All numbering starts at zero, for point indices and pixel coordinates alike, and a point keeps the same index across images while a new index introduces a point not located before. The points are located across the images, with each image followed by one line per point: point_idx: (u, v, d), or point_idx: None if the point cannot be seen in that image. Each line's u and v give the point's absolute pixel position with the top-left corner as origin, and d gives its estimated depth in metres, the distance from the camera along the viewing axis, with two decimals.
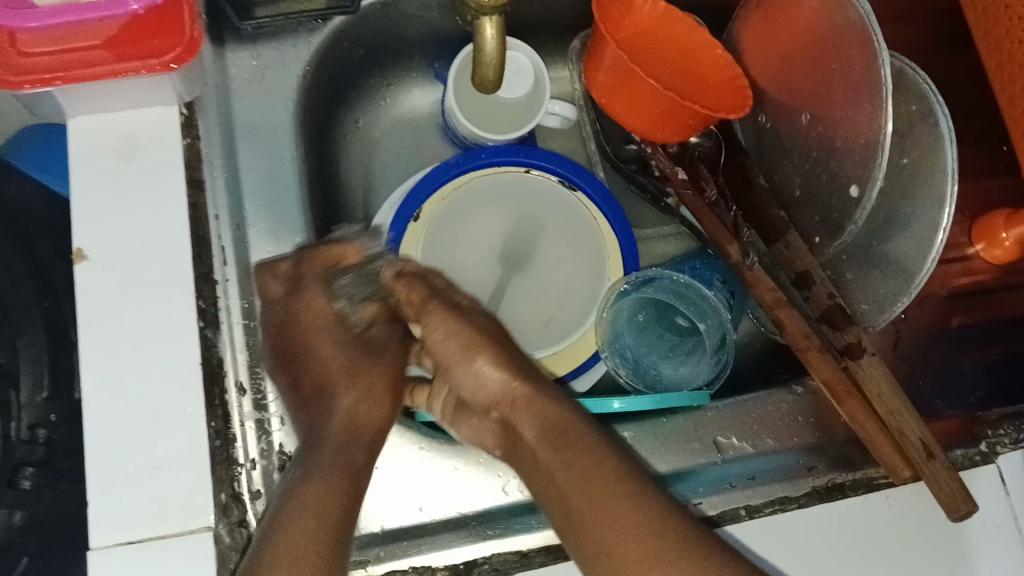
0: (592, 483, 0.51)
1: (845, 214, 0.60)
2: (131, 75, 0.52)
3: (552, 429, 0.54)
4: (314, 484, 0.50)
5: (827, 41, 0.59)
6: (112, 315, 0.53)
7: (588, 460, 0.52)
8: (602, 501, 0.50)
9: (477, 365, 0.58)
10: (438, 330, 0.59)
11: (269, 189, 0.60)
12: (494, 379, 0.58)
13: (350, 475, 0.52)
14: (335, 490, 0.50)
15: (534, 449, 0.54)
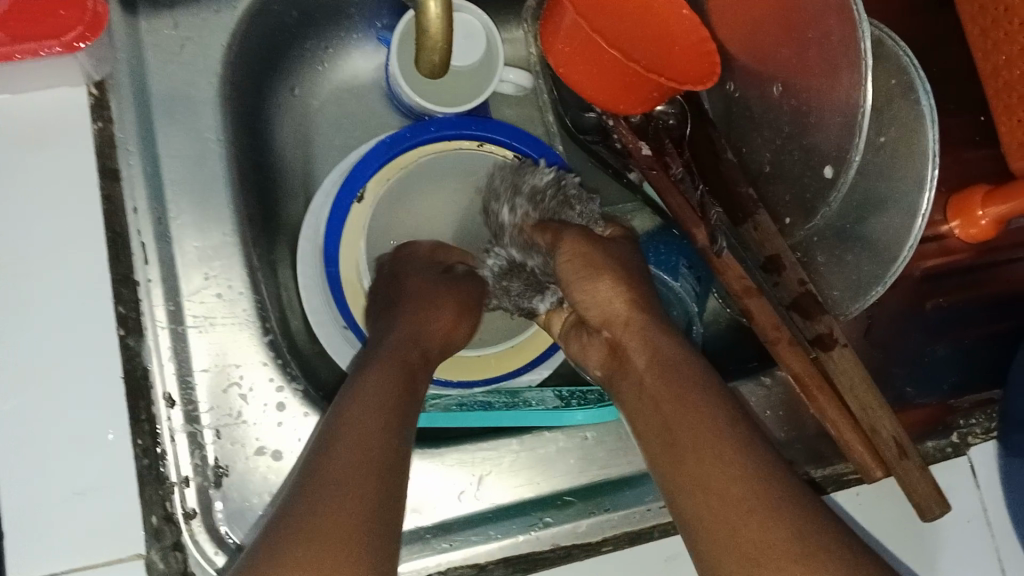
0: (681, 408, 0.46)
1: (818, 195, 0.56)
2: (29, 58, 0.47)
3: (665, 361, 0.50)
4: (366, 406, 0.46)
5: (800, 6, 0.54)
6: (19, 326, 0.47)
7: (673, 380, 0.48)
8: (688, 419, 0.46)
9: (604, 291, 0.55)
10: (585, 255, 0.57)
11: (194, 175, 0.55)
12: (614, 300, 0.55)
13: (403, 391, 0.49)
14: (384, 432, 0.45)
15: (642, 375, 0.50)
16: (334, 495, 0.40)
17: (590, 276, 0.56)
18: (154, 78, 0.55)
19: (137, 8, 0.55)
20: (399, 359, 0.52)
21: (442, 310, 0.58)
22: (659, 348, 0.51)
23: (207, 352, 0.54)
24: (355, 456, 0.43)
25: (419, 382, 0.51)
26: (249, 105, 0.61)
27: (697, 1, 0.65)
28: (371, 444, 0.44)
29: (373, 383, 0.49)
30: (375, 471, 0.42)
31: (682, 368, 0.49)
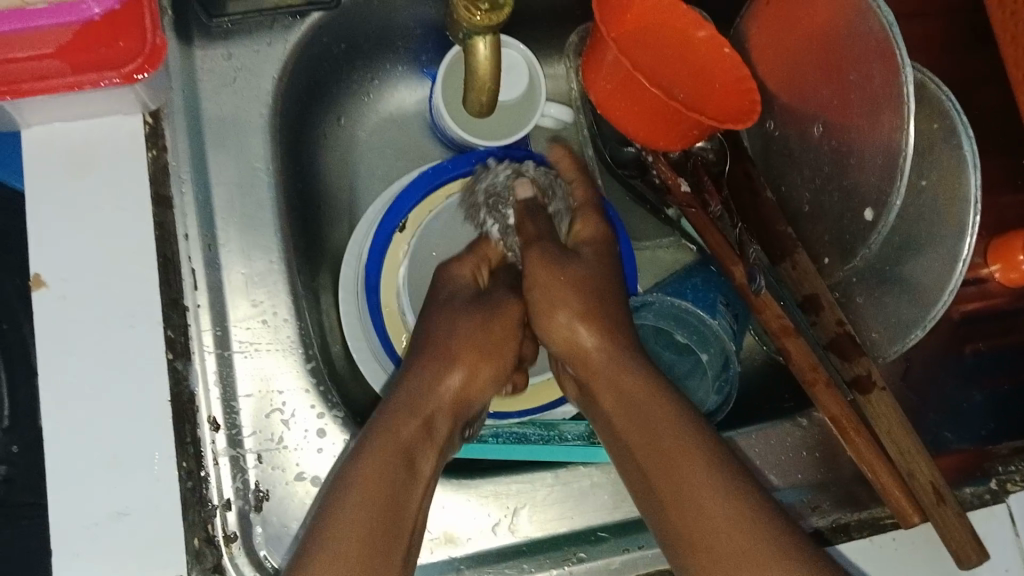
0: (689, 482, 0.47)
1: (857, 237, 0.57)
2: (88, 88, 0.47)
3: (653, 434, 0.50)
4: (376, 467, 0.49)
5: (844, 47, 0.55)
6: (71, 348, 0.49)
7: (670, 442, 0.49)
8: (702, 496, 0.46)
9: (577, 330, 0.57)
10: (549, 281, 0.59)
11: (242, 204, 0.56)
12: (582, 339, 0.57)
13: (408, 463, 0.51)
14: (392, 463, 0.50)
15: (625, 434, 0.51)
16: (342, 556, 0.45)
17: (551, 309, 0.59)
18: (205, 106, 0.57)
19: (192, 37, 0.57)
20: (414, 433, 0.53)
21: (480, 371, 0.58)
22: (656, 414, 0.51)
23: (252, 378, 0.55)
24: (359, 517, 0.47)
25: (428, 452, 0.53)
26: (295, 135, 0.62)
27: (740, 39, 0.66)
28: (377, 512, 0.48)
29: (379, 451, 0.50)
30: (382, 533, 0.47)
31: (685, 438, 0.49)
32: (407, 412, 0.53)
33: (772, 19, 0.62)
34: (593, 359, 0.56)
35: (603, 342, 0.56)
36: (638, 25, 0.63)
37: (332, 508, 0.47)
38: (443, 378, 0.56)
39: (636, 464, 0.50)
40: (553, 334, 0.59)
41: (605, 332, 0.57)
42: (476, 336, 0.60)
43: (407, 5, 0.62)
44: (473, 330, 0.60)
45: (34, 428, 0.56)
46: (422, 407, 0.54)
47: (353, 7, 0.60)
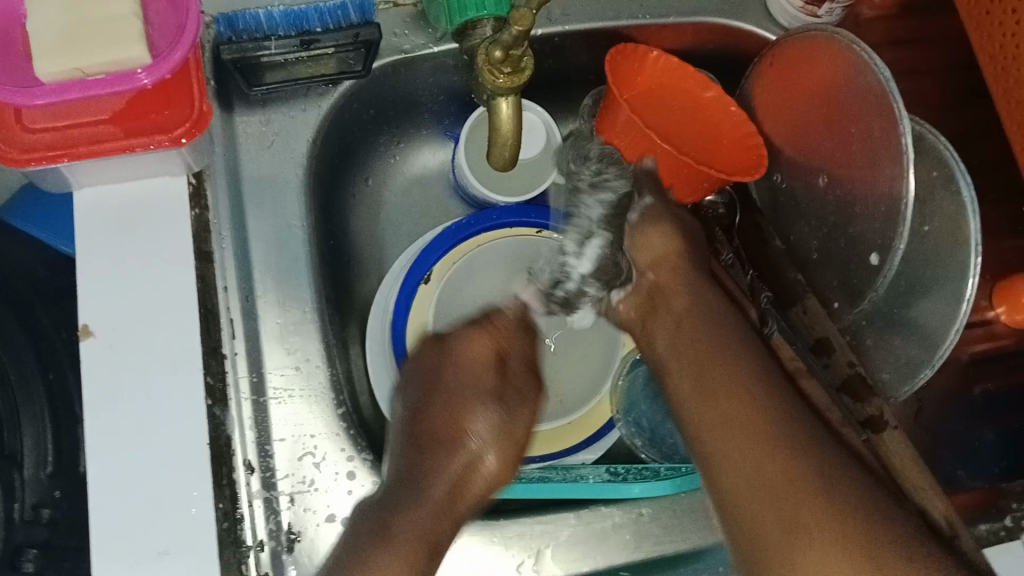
0: (748, 416, 0.53)
1: (865, 281, 0.59)
2: (140, 150, 0.51)
3: (705, 367, 0.57)
4: (431, 493, 0.55)
5: (845, 103, 0.58)
6: (118, 394, 0.52)
7: (730, 372, 0.56)
8: (732, 417, 0.54)
9: (661, 240, 0.63)
10: (649, 232, 0.64)
11: (279, 258, 0.60)
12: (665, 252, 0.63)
13: (449, 490, 0.56)
14: (416, 554, 0.51)
15: (722, 399, 0.55)
16: (395, 552, 0.51)
17: (646, 240, 0.64)
18: (246, 167, 0.61)
19: (233, 106, 0.61)
20: (457, 466, 0.58)
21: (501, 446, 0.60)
22: (727, 351, 0.57)
23: (286, 424, 0.57)
24: (411, 520, 0.53)
25: (477, 480, 0.58)
26: (326, 195, 0.66)
27: (745, 97, 0.69)
28: (430, 516, 0.54)
29: (431, 487, 0.56)
30: (422, 525, 0.53)
31: (750, 367, 0.56)
32: (446, 450, 0.59)
33: (776, 78, 0.65)
34: (672, 286, 0.63)
35: (683, 266, 0.63)
36: (649, 86, 0.67)
37: (387, 509, 0.53)
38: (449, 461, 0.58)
39: (690, 377, 0.58)
40: (644, 247, 0.64)
41: (688, 275, 0.63)
42: (476, 351, 0.61)
43: (432, 73, 0.66)
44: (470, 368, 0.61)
45: (76, 474, 0.59)
46: (463, 444, 0.60)
47: (382, 75, 0.64)
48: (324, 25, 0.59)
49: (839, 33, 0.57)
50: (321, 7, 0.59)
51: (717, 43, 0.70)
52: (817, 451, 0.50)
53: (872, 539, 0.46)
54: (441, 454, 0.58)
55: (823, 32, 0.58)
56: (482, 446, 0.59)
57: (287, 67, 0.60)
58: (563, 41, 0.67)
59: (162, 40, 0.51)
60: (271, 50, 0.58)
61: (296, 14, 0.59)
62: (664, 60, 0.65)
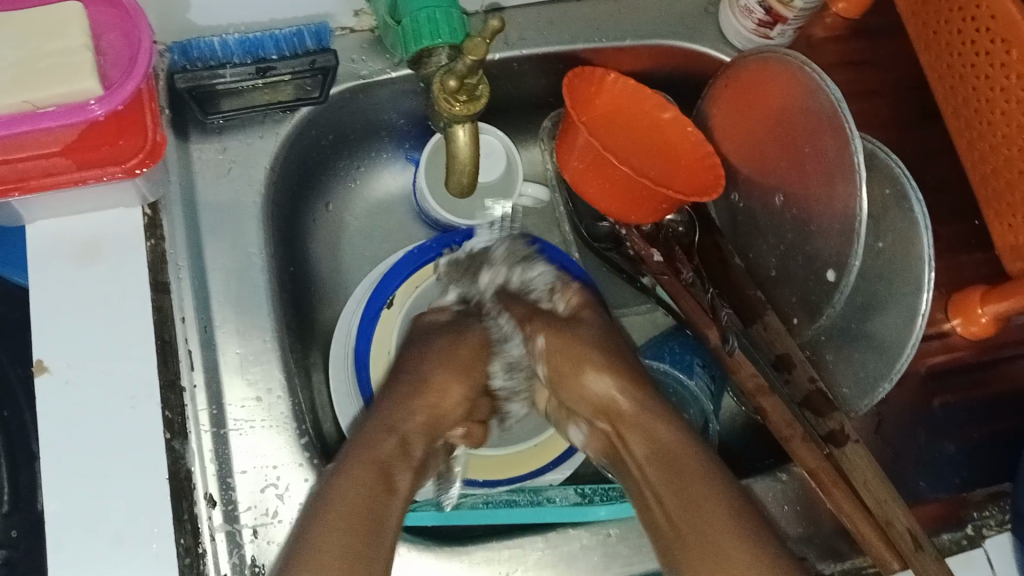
0: (700, 497, 0.53)
1: (823, 297, 0.60)
2: (92, 181, 0.51)
3: (665, 458, 0.55)
4: (367, 476, 0.53)
5: (798, 123, 0.59)
6: (72, 430, 0.51)
7: (694, 477, 0.54)
8: (709, 522, 0.51)
9: (590, 377, 0.60)
10: (565, 347, 0.62)
11: (237, 287, 0.59)
12: (605, 390, 0.60)
13: (384, 479, 0.54)
14: (369, 482, 0.53)
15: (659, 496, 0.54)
16: (333, 539, 0.50)
17: (577, 373, 0.61)
18: (202, 194, 0.61)
19: (188, 134, 0.61)
20: (390, 453, 0.56)
21: (452, 390, 0.61)
22: (690, 446, 0.56)
23: (248, 455, 0.56)
24: (347, 507, 0.51)
25: (404, 470, 0.56)
26: (284, 223, 0.65)
27: (702, 118, 0.70)
28: (367, 504, 0.52)
29: (361, 468, 0.54)
30: (364, 509, 0.52)
31: (713, 475, 0.54)
32: (382, 433, 0.57)
33: (730, 98, 0.66)
34: (615, 407, 0.59)
35: (625, 391, 0.59)
36: (605, 108, 0.67)
37: (324, 507, 0.51)
38: (428, 396, 0.60)
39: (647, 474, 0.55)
40: (581, 399, 0.61)
41: (632, 374, 0.60)
42: (447, 359, 0.62)
43: (390, 99, 0.66)
44: (451, 358, 0.62)
45: (34, 512, 0.57)
46: (398, 427, 0.58)
47: (340, 100, 0.63)
48: (280, 52, 0.60)
49: (790, 55, 0.58)
50: (277, 35, 0.59)
51: (674, 65, 0.71)
52: (768, 540, 0.51)
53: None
54: (411, 397, 0.60)
55: (775, 53, 0.60)
56: (441, 381, 0.61)
57: (244, 95, 0.60)
58: (521, 66, 0.68)
59: (115, 72, 0.50)
60: (226, 78, 0.59)
61: (252, 41, 0.59)
62: (621, 83, 0.66)
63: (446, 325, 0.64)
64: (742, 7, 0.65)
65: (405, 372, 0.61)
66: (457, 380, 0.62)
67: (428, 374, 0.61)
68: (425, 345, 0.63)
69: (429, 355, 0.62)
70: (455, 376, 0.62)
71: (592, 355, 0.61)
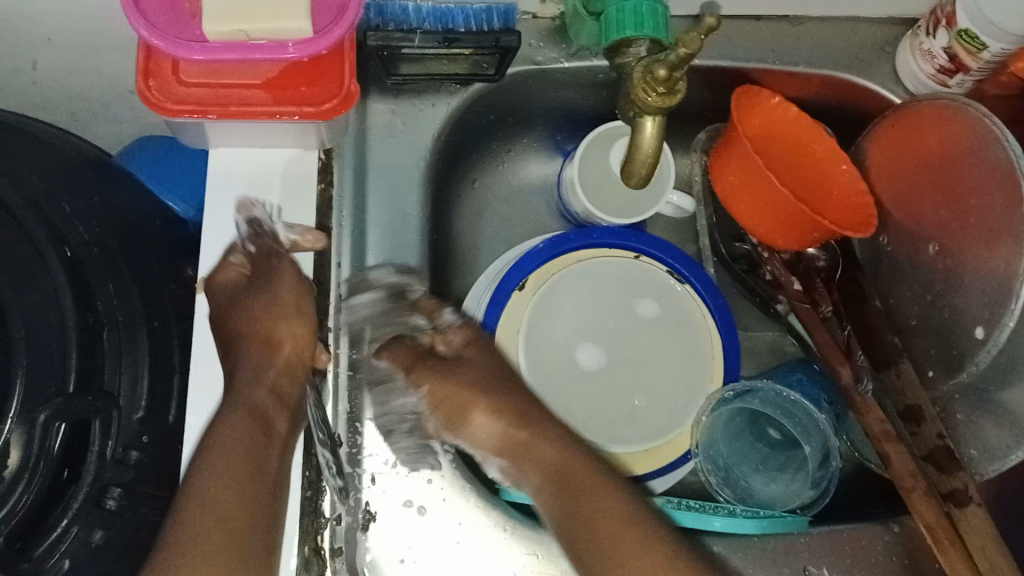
0: (608, 534, 0.49)
1: (965, 353, 0.59)
2: (285, 118, 0.53)
3: (558, 477, 0.53)
4: (263, 458, 0.51)
5: (967, 176, 0.60)
6: (224, 351, 0.54)
7: (600, 502, 0.50)
8: (621, 547, 0.48)
9: (475, 417, 0.56)
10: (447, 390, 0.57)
11: (389, 240, 0.60)
12: (495, 429, 0.56)
13: (265, 429, 0.52)
14: (249, 426, 0.51)
15: (569, 511, 0.51)
16: (208, 535, 0.46)
17: (460, 416, 0.57)
18: (373, 151, 0.62)
19: (368, 91, 0.63)
20: (271, 403, 0.53)
21: (297, 332, 0.56)
22: (577, 459, 0.53)
23: (378, 404, 0.58)
24: (228, 472, 0.49)
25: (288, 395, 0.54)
26: (437, 190, 0.66)
27: (860, 155, 0.70)
28: (240, 465, 0.49)
29: (233, 413, 0.51)
30: (249, 455, 0.50)
31: (616, 495, 0.51)
32: (249, 386, 0.53)
33: (896, 141, 0.66)
34: (519, 443, 0.56)
35: (524, 424, 0.56)
36: (766, 128, 0.67)
37: (202, 455, 0.49)
38: (278, 331, 0.55)
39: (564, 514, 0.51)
40: (488, 440, 0.57)
41: (553, 431, 0.56)
42: (266, 303, 0.55)
43: (558, 88, 0.68)
44: (275, 313, 0.56)
45: (165, 423, 0.58)
46: (236, 378, 0.53)
47: (511, 83, 0.66)
48: (468, 28, 0.61)
49: (971, 107, 0.59)
50: (468, 11, 0.61)
51: (839, 99, 0.70)
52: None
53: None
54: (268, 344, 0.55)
55: (953, 102, 0.60)
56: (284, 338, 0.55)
57: (424, 63, 0.62)
58: (689, 76, 0.69)
59: (323, 16, 0.52)
60: (415, 43, 0.59)
61: (442, 12, 0.61)
62: (786, 108, 0.66)
63: (250, 283, 0.56)
64: (925, 51, 0.64)
65: (238, 336, 0.55)
66: (292, 324, 0.56)
67: (271, 320, 0.55)
68: (242, 308, 0.55)
69: (259, 303, 0.55)
70: (286, 319, 0.55)
71: (482, 400, 0.57)
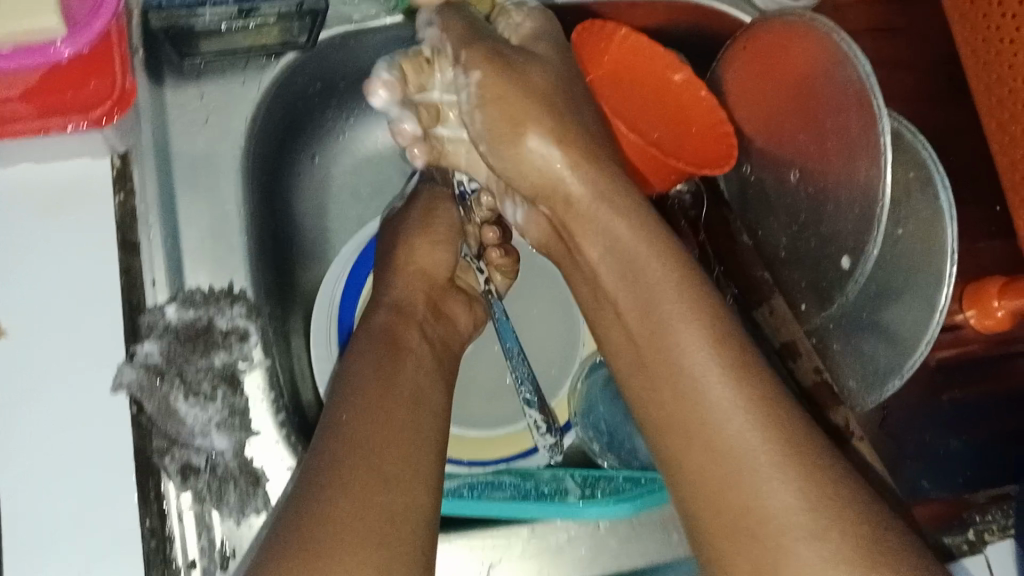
0: (674, 340, 0.46)
1: (834, 284, 0.58)
2: (55, 131, 0.46)
3: (621, 255, 0.50)
4: (413, 381, 0.52)
5: (822, 96, 0.56)
6: (35, 398, 0.48)
7: (660, 289, 0.48)
8: (686, 374, 0.45)
9: (532, 142, 0.52)
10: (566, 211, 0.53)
11: (211, 244, 0.54)
12: (552, 164, 0.52)
13: (394, 343, 0.54)
14: (380, 361, 0.52)
15: (616, 320, 0.51)
16: (356, 480, 0.44)
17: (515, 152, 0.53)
18: (176, 146, 0.55)
19: (163, 77, 0.55)
20: (392, 322, 0.56)
21: (431, 244, 0.60)
22: (648, 240, 0.50)
23: None
24: (371, 399, 0.49)
25: (415, 332, 0.56)
26: (268, 179, 0.61)
27: (717, 83, 0.66)
28: (380, 379, 0.51)
29: (368, 352, 0.53)
30: (402, 394, 0.50)
31: (685, 293, 0.48)
32: (381, 313, 0.56)
33: (750, 64, 0.62)
34: (581, 199, 0.52)
35: (576, 170, 0.52)
36: (613, 67, 0.64)
37: (347, 394, 0.50)
38: (432, 248, 0.60)
39: (625, 335, 0.50)
40: (522, 171, 0.54)
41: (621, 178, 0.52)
42: (421, 223, 0.60)
43: (387, 46, 0.61)
44: (428, 226, 0.60)
45: None
46: (388, 300, 0.57)
47: (330, 47, 0.59)
48: None
49: (817, 21, 0.55)
50: None
51: (690, 24, 0.66)
52: (746, 358, 0.45)
53: (784, 516, 0.41)
54: (394, 281, 0.59)
55: (802, 18, 0.56)
56: (437, 262, 0.60)
57: (225, 37, 0.55)
58: None
59: (79, 6, 0.45)
60: (205, 17, 0.53)
61: None
62: (633, 39, 0.61)
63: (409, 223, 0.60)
64: None
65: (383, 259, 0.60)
66: (430, 240, 0.60)
67: (403, 246, 0.59)
68: (404, 235, 0.60)
69: (411, 231, 0.60)
70: (429, 237, 0.60)
71: (530, 113, 0.51)
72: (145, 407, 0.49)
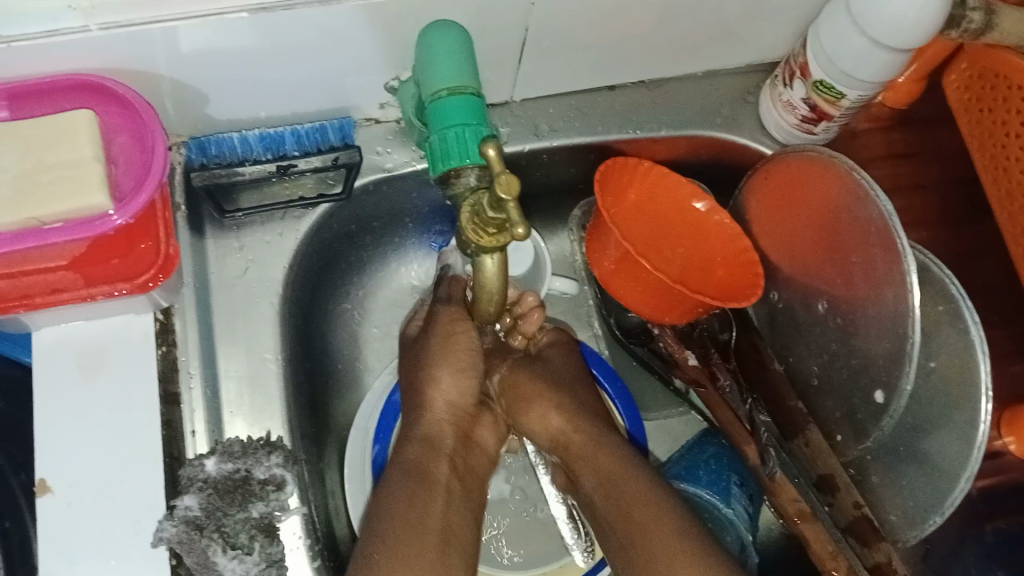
0: (654, 538, 0.53)
1: (869, 417, 0.57)
2: (101, 298, 0.48)
3: (598, 465, 0.58)
4: (444, 520, 0.54)
5: (843, 231, 0.57)
6: (74, 556, 0.49)
7: (634, 493, 0.56)
8: (672, 553, 0.52)
9: (552, 416, 0.62)
10: (519, 382, 0.64)
11: (251, 394, 0.57)
12: (552, 420, 0.62)
13: (425, 479, 0.55)
14: (416, 472, 0.56)
15: (595, 494, 0.58)
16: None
17: (528, 406, 0.63)
18: (217, 297, 0.58)
19: (205, 229, 0.58)
20: (424, 453, 0.57)
21: (459, 371, 0.60)
22: (625, 466, 0.58)
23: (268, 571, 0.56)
24: (407, 521, 0.53)
25: (443, 461, 0.57)
26: (302, 322, 0.63)
27: (740, 210, 0.67)
28: (412, 510, 0.53)
29: (410, 454, 0.57)
30: (433, 533, 0.53)
31: (661, 504, 0.55)
32: (413, 431, 0.58)
33: (773, 191, 0.63)
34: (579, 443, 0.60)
35: (569, 420, 0.61)
36: (637, 197, 0.64)
37: (379, 504, 0.54)
38: (450, 378, 0.60)
39: (614, 507, 0.56)
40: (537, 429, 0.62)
41: (610, 442, 0.60)
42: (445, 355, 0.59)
43: (417, 190, 0.63)
44: (451, 354, 0.59)
45: None
46: (418, 432, 0.58)
47: (363, 193, 0.61)
48: (302, 149, 0.56)
49: (836, 158, 0.56)
50: (298, 131, 0.56)
51: (710, 154, 0.67)
52: (716, 561, 0.52)
53: None
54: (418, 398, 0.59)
55: (820, 154, 0.57)
56: (452, 391, 0.60)
57: (262, 190, 0.58)
58: (552, 157, 0.65)
59: (128, 179, 0.48)
60: (245, 176, 0.55)
61: (272, 137, 0.56)
62: (653, 171, 0.62)
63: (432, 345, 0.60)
64: (785, 101, 0.61)
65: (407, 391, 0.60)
66: (452, 371, 0.60)
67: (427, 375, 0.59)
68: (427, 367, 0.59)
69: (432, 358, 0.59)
70: (453, 369, 0.60)
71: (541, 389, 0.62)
72: (184, 560, 0.50)
